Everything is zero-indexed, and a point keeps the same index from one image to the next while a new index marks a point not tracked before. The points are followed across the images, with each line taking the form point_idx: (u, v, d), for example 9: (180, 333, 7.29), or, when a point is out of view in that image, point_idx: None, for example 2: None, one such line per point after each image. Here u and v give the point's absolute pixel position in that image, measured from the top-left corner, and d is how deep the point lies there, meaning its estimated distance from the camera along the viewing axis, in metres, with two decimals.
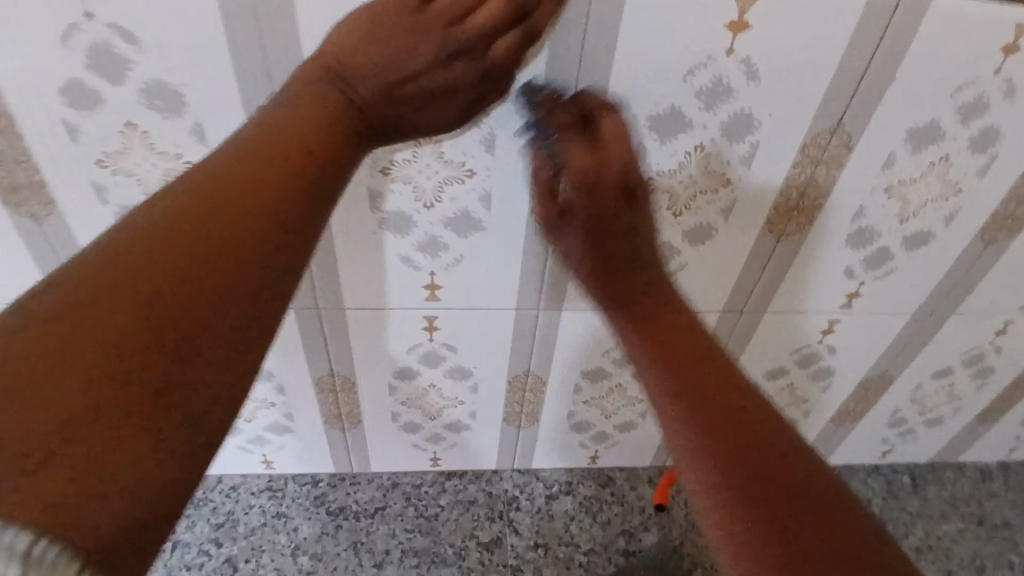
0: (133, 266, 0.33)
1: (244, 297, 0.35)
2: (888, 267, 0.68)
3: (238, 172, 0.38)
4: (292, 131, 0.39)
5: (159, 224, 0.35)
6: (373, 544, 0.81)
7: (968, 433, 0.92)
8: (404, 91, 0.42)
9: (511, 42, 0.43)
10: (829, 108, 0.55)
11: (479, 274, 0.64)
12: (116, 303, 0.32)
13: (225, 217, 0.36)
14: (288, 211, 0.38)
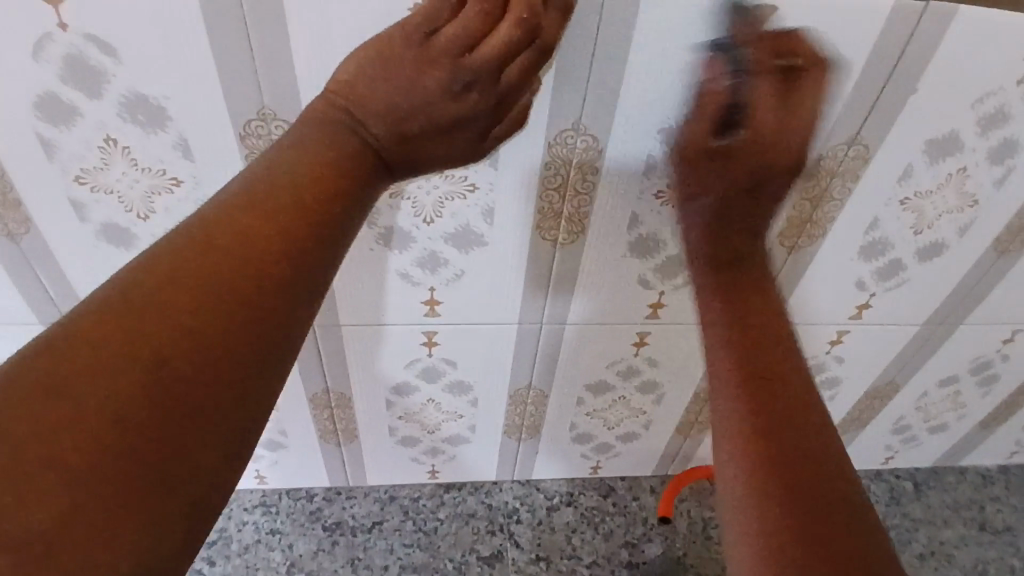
0: (129, 318, 0.31)
1: (254, 350, 0.33)
2: (899, 278, 0.66)
3: (244, 213, 0.35)
4: (302, 169, 0.37)
5: (176, 252, 0.33)
6: (371, 560, 0.79)
7: (971, 439, 0.91)
8: (415, 127, 0.40)
9: (529, 62, 0.40)
10: (846, 120, 0.52)
11: (480, 289, 0.61)
12: (111, 363, 0.30)
13: (231, 263, 0.34)
14: (307, 234, 0.36)
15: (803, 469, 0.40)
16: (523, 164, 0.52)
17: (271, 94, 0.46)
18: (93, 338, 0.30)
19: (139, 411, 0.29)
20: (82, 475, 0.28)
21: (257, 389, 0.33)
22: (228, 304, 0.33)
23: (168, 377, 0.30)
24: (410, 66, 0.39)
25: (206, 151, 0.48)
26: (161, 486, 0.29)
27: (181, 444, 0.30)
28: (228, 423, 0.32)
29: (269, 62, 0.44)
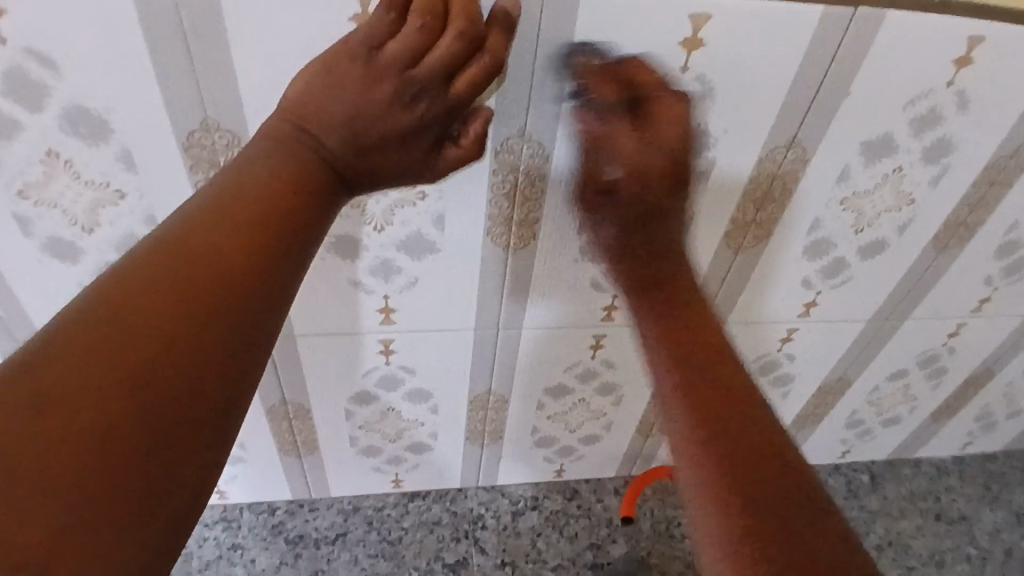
0: (99, 334, 0.31)
1: (226, 363, 0.33)
2: (843, 277, 0.68)
3: (211, 229, 0.35)
4: (266, 187, 0.37)
5: (143, 268, 0.33)
6: (334, 571, 0.78)
7: (924, 431, 0.94)
8: (369, 140, 0.40)
9: (477, 72, 0.42)
10: (784, 124, 0.54)
11: (436, 296, 0.61)
12: (83, 381, 0.29)
13: (200, 277, 0.34)
14: (278, 241, 0.37)
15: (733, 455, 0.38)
16: (471, 171, 0.53)
17: (214, 103, 0.46)
18: (62, 357, 0.30)
19: (112, 429, 0.29)
20: (65, 490, 0.27)
21: (230, 403, 0.33)
22: (199, 318, 0.33)
23: (141, 392, 0.30)
24: (358, 81, 0.40)
25: (151, 163, 0.48)
26: (141, 499, 0.29)
27: (157, 459, 0.30)
28: (203, 436, 0.32)
29: (210, 73, 0.44)
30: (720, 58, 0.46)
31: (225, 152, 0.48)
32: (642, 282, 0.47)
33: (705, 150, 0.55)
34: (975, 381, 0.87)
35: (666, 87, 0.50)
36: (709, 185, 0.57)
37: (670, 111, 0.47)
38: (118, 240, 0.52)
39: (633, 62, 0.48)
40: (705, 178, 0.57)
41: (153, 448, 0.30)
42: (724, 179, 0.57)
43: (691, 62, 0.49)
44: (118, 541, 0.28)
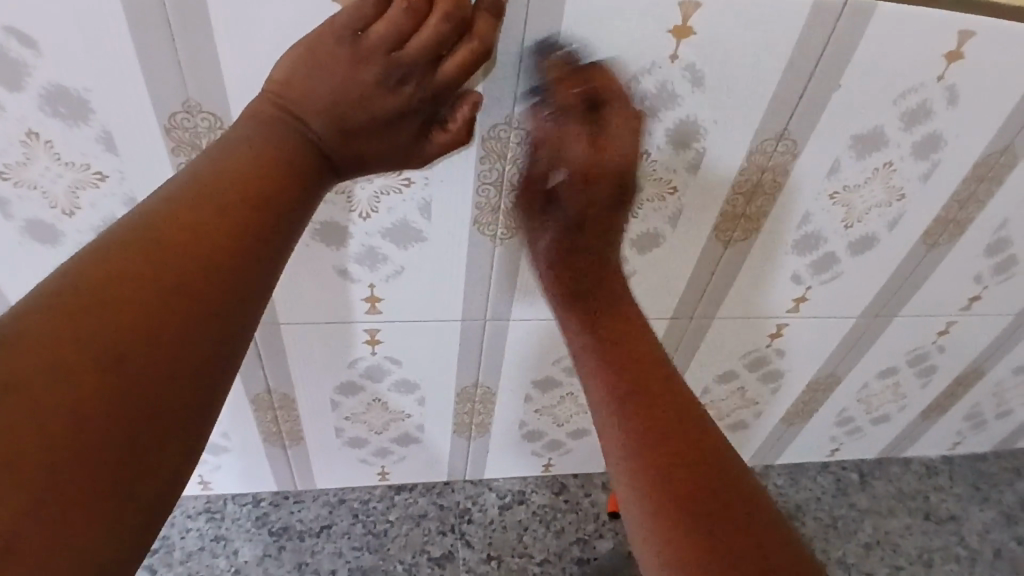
0: (80, 309, 0.30)
1: (211, 342, 0.33)
2: (833, 272, 0.68)
3: (197, 207, 0.35)
4: (253, 167, 0.37)
5: (128, 243, 0.33)
6: (319, 564, 0.77)
7: (913, 430, 0.94)
8: (356, 123, 0.40)
9: (465, 55, 0.41)
10: (774, 116, 0.54)
11: (422, 285, 0.61)
12: (64, 356, 0.29)
13: (186, 255, 0.33)
14: (265, 220, 0.36)
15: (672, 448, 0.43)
16: (458, 159, 0.52)
17: (195, 84, 0.45)
18: (42, 332, 0.29)
19: (92, 407, 0.29)
20: (47, 467, 0.27)
21: (214, 383, 0.33)
22: (185, 296, 0.32)
23: (121, 371, 0.30)
24: (344, 63, 0.39)
25: (133, 145, 0.47)
26: (120, 478, 0.29)
27: (139, 438, 0.29)
28: (186, 415, 0.31)
29: (191, 52, 0.43)
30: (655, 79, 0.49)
31: (207, 135, 0.48)
32: (576, 291, 0.51)
33: (694, 141, 0.54)
34: (965, 380, 0.87)
35: (655, 76, 0.50)
36: (698, 176, 0.57)
37: (625, 120, 0.49)
38: (99, 223, 0.52)
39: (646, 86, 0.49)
40: (694, 169, 0.56)
41: (138, 426, 0.29)
42: (713, 170, 0.56)
43: (680, 51, 0.48)
44: (95, 519, 0.28)
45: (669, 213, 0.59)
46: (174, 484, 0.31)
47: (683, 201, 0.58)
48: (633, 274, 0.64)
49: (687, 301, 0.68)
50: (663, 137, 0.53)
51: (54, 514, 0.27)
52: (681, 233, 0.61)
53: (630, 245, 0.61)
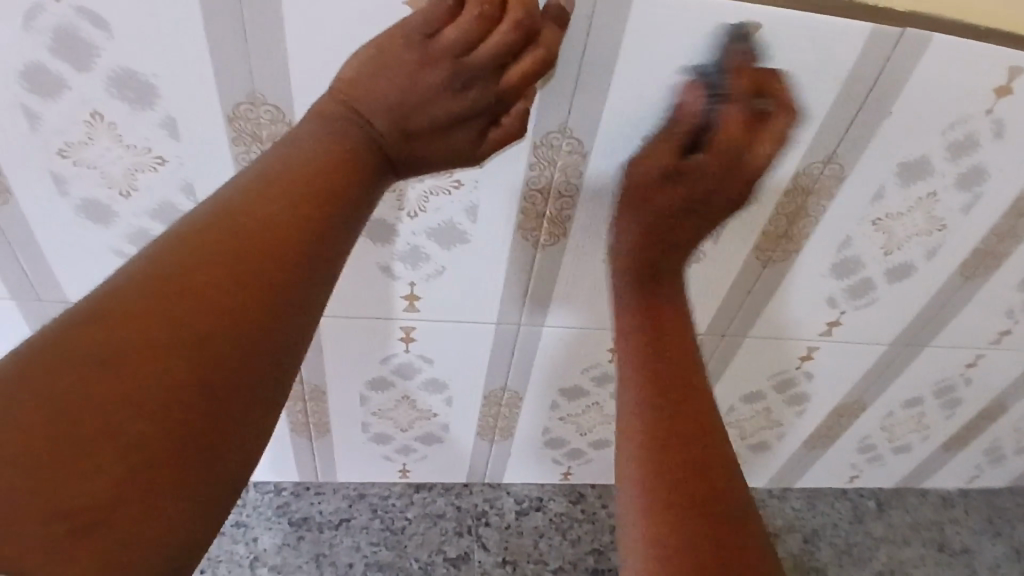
0: (156, 298, 0.31)
1: (277, 328, 0.34)
2: (869, 297, 0.68)
3: (266, 198, 0.36)
4: (320, 160, 0.38)
5: (195, 243, 0.34)
6: (336, 557, 0.78)
7: (933, 461, 0.93)
8: (418, 125, 0.41)
9: (532, 62, 0.42)
10: (822, 139, 0.54)
11: (461, 286, 0.62)
12: (142, 342, 0.30)
13: (255, 245, 0.34)
14: (329, 220, 0.37)
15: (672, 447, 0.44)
16: (509, 165, 0.53)
17: (261, 76, 0.46)
18: (112, 332, 0.30)
19: (167, 391, 0.30)
20: (123, 464, 0.28)
21: (280, 366, 0.34)
22: (253, 284, 0.33)
23: (193, 358, 0.31)
24: (411, 66, 0.40)
25: (194, 131, 0.48)
26: (197, 457, 0.30)
27: (212, 420, 0.31)
28: (255, 398, 0.32)
29: (260, 45, 0.45)
30: (751, 71, 0.47)
31: (268, 127, 0.49)
32: (644, 278, 0.52)
33: None
34: (990, 414, 0.87)
35: None
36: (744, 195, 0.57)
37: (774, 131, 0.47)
38: (153, 207, 0.52)
39: (748, 71, 0.47)
40: None
41: (207, 421, 0.30)
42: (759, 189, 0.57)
43: None
44: (177, 495, 0.29)
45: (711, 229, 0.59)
46: (244, 466, 0.32)
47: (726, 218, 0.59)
48: None
49: (720, 318, 0.68)
50: None
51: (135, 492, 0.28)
52: (721, 250, 0.61)
53: None
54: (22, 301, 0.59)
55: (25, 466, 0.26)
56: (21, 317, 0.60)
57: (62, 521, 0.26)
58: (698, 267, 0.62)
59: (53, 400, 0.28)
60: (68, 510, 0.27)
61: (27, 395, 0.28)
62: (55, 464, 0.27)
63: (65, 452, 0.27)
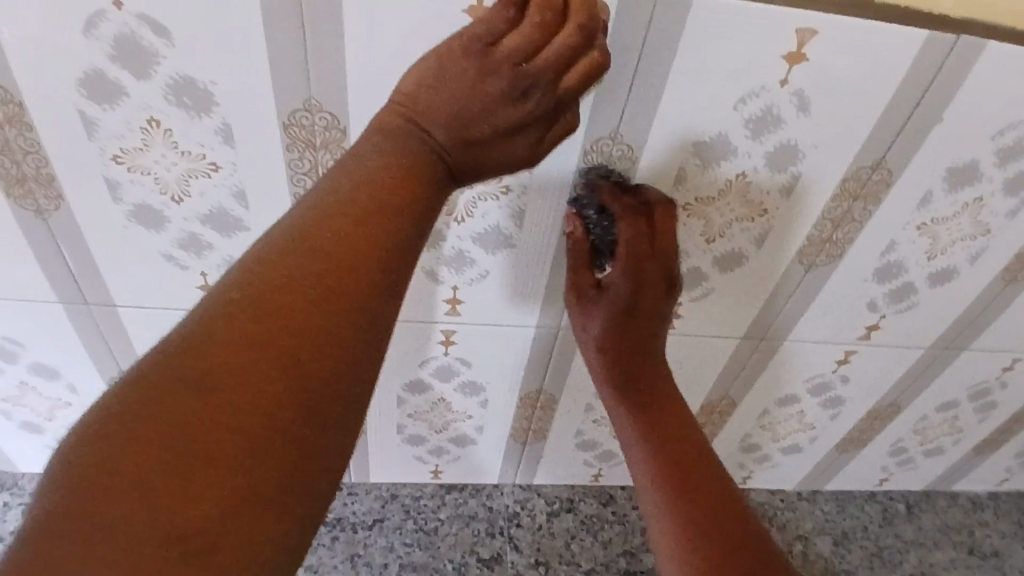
0: (234, 329, 0.32)
1: (352, 349, 0.34)
2: (909, 302, 0.67)
3: (336, 218, 0.36)
4: (387, 177, 0.38)
5: (267, 270, 0.34)
6: (370, 557, 0.79)
7: (964, 464, 0.93)
8: (478, 135, 0.41)
9: (590, 65, 0.41)
10: (871, 145, 0.54)
11: (503, 291, 0.62)
12: (229, 374, 0.31)
13: (327, 268, 0.34)
14: (396, 240, 0.37)
15: (671, 468, 0.60)
16: (558, 171, 0.53)
17: (318, 83, 0.46)
18: (195, 367, 0.31)
19: (253, 418, 0.31)
20: (218, 496, 0.30)
21: (357, 382, 0.34)
22: (330, 305, 0.34)
23: (272, 387, 0.32)
24: (471, 75, 0.40)
25: (249, 137, 0.48)
26: (285, 481, 0.31)
27: (295, 442, 0.32)
28: (337, 416, 0.33)
29: (319, 52, 0.45)
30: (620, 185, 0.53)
31: (322, 133, 0.49)
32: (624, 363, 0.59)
33: (792, 164, 0.54)
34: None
35: (763, 99, 0.50)
36: (791, 200, 0.57)
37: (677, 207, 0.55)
38: (204, 212, 0.53)
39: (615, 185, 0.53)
40: (788, 193, 0.56)
41: (288, 447, 0.31)
42: (807, 195, 0.56)
43: (791, 75, 0.49)
44: (270, 516, 0.31)
45: (755, 234, 0.59)
46: (326, 480, 0.33)
47: (771, 224, 0.58)
48: (710, 293, 0.64)
49: (759, 322, 0.68)
50: (762, 159, 0.53)
51: (232, 518, 0.30)
52: (764, 255, 0.61)
53: (712, 264, 0.61)
54: (68, 304, 0.59)
55: (132, 499, 0.28)
56: (67, 318, 0.61)
57: (169, 549, 0.28)
58: (739, 271, 0.62)
59: (149, 438, 0.30)
60: (171, 539, 0.28)
61: (129, 432, 0.30)
62: (158, 496, 0.29)
63: (164, 486, 0.29)
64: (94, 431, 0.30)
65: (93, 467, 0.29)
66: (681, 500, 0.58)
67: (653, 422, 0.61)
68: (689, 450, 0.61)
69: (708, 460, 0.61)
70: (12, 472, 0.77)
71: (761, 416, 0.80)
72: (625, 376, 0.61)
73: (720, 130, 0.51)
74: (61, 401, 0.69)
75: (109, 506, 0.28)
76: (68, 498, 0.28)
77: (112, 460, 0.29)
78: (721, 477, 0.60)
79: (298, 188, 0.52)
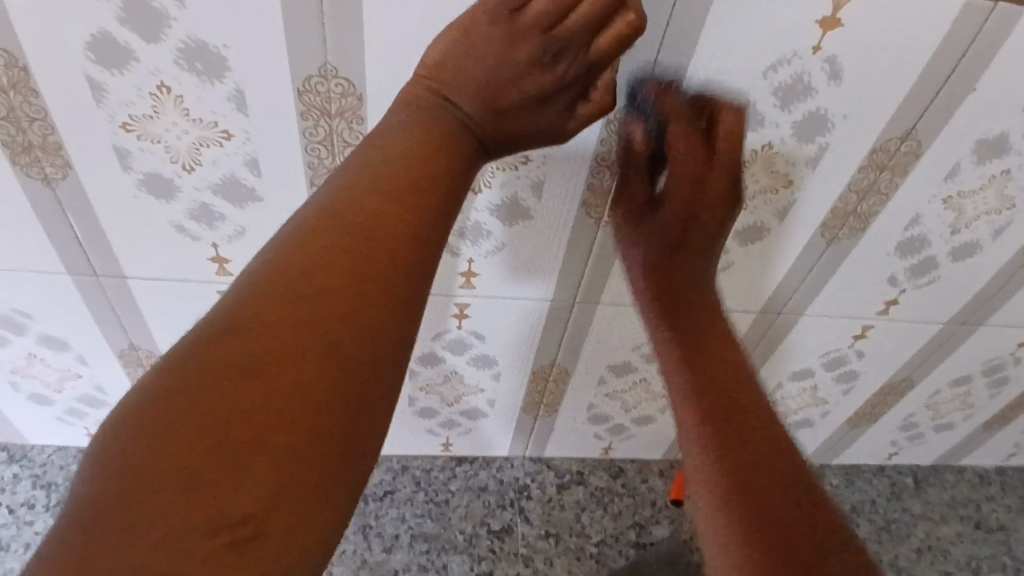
0: (271, 311, 0.32)
1: (391, 327, 0.33)
2: (930, 276, 0.67)
3: (370, 197, 0.35)
4: (417, 150, 0.37)
5: (300, 253, 0.33)
6: (382, 527, 0.79)
7: (972, 439, 0.93)
8: (507, 105, 0.40)
9: (623, 28, 0.39)
10: (902, 116, 0.52)
11: (518, 264, 0.61)
12: (271, 354, 0.31)
13: (364, 247, 0.34)
14: (431, 218, 0.36)
15: (728, 406, 0.49)
16: (579, 144, 0.52)
17: (336, 49, 0.44)
18: (233, 350, 0.31)
19: (294, 399, 0.30)
20: (266, 479, 0.29)
21: (396, 363, 0.33)
22: (368, 284, 0.33)
23: (314, 365, 0.31)
24: (497, 44, 0.39)
25: (261, 103, 0.47)
26: (333, 465, 0.30)
27: (337, 421, 0.31)
28: (379, 397, 0.33)
29: (338, 16, 0.43)
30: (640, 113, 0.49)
31: (338, 100, 0.47)
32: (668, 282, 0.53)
33: (820, 135, 0.53)
34: None
35: (793, 67, 0.48)
36: (817, 172, 0.55)
37: None
38: (215, 180, 0.51)
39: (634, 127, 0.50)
40: (813, 165, 0.55)
41: (333, 429, 0.31)
42: (833, 167, 0.55)
43: (824, 42, 0.47)
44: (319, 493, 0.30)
45: (778, 207, 0.58)
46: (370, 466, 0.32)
47: (796, 196, 0.57)
48: (730, 267, 0.63)
49: (778, 297, 0.67)
50: (790, 130, 0.52)
51: (286, 496, 0.29)
52: (788, 229, 0.60)
53: (734, 237, 0.60)
54: (76, 274, 0.58)
55: (176, 483, 0.28)
56: (75, 289, 0.60)
57: (217, 539, 0.27)
58: (761, 244, 0.61)
59: (192, 421, 0.29)
60: (225, 521, 0.27)
61: (171, 416, 0.29)
62: (207, 478, 0.28)
63: (211, 471, 0.28)
64: (137, 418, 0.29)
65: (135, 455, 0.28)
66: (729, 465, 0.47)
67: (710, 391, 0.49)
68: (767, 450, 0.48)
69: (780, 444, 0.48)
70: (22, 444, 0.77)
71: (775, 390, 0.80)
72: (687, 334, 0.52)
73: (748, 99, 0.50)
74: (70, 373, 0.69)
75: (155, 496, 0.27)
76: (111, 490, 0.27)
77: (159, 446, 0.28)
78: (795, 463, 0.47)
79: (313, 157, 0.50)
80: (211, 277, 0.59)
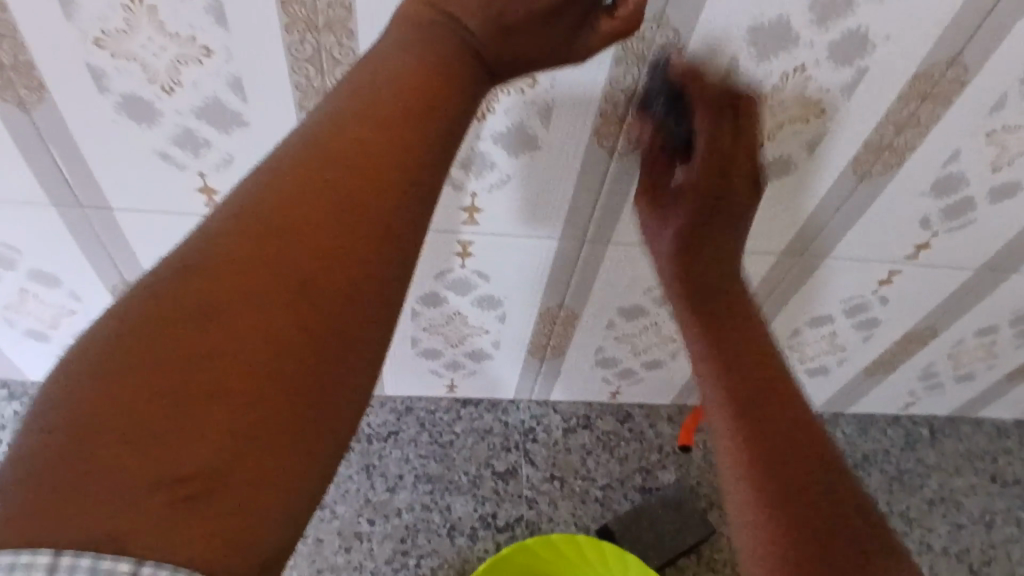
0: (238, 252, 0.29)
1: (376, 281, 0.31)
2: (965, 219, 0.62)
3: (358, 130, 0.32)
4: (413, 79, 0.33)
5: (274, 191, 0.30)
6: (386, 468, 0.79)
7: (994, 391, 0.89)
8: (513, 19, 0.34)
9: None
10: (948, 38, 0.47)
11: (525, 200, 0.57)
12: (236, 300, 0.28)
13: (347, 187, 0.31)
14: (428, 158, 0.33)
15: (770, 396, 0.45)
16: (591, 67, 0.47)
17: None
18: (194, 294, 0.28)
19: (261, 352, 0.28)
20: (224, 435, 0.26)
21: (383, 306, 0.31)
22: (351, 229, 0.30)
23: (282, 315, 0.29)
24: None
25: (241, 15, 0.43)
26: (299, 428, 0.28)
27: (307, 379, 0.29)
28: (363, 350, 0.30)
29: None
30: None
31: (326, 12, 0.43)
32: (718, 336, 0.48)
33: (857, 57, 0.48)
34: None
35: None
36: (852, 100, 0.51)
37: None
38: (198, 103, 0.48)
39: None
40: (849, 92, 0.50)
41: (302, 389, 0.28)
42: (868, 96, 0.50)
43: None
44: (282, 463, 0.27)
45: (809, 139, 0.53)
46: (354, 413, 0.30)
47: (828, 126, 0.53)
48: None
49: (800, 239, 0.63)
50: (824, 51, 0.47)
51: (243, 454, 0.27)
52: (817, 162, 0.56)
53: None
54: (63, 206, 0.56)
55: (120, 435, 0.25)
56: (62, 222, 0.57)
57: (162, 495, 0.25)
58: (789, 179, 0.57)
59: (145, 367, 0.27)
60: (188, 476, 0.25)
61: (120, 361, 0.27)
62: (156, 431, 0.26)
63: (162, 425, 0.26)
64: (89, 361, 0.27)
65: (78, 400, 0.26)
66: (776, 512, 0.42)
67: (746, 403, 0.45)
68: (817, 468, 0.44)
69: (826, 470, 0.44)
70: (24, 380, 0.76)
71: (791, 337, 0.77)
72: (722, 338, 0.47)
73: (780, 14, 0.45)
74: (65, 309, 0.67)
75: (97, 446, 0.25)
76: (49, 437, 0.25)
77: (107, 391, 0.26)
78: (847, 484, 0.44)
79: (302, 76, 0.47)
80: (202, 211, 0.57)
